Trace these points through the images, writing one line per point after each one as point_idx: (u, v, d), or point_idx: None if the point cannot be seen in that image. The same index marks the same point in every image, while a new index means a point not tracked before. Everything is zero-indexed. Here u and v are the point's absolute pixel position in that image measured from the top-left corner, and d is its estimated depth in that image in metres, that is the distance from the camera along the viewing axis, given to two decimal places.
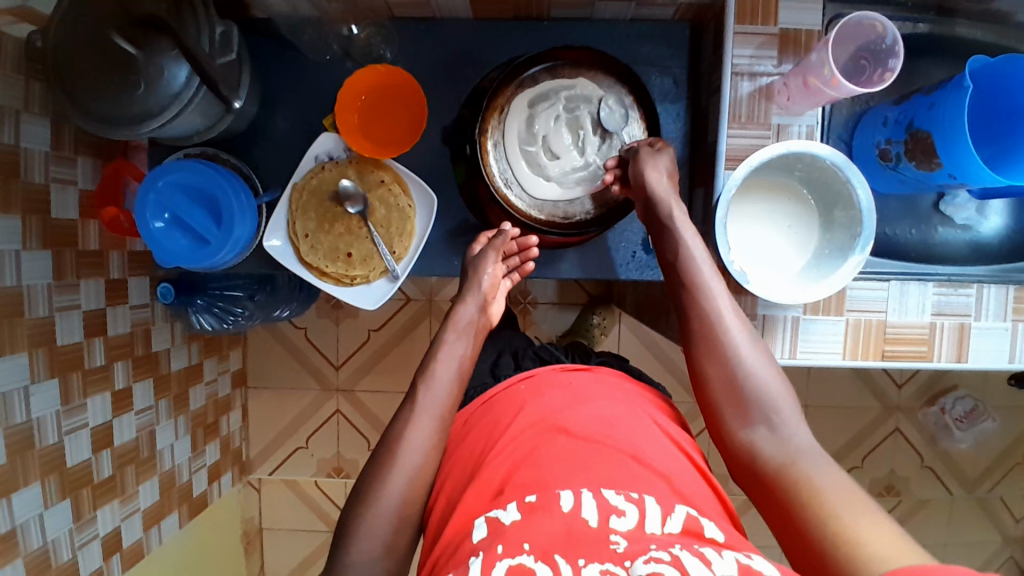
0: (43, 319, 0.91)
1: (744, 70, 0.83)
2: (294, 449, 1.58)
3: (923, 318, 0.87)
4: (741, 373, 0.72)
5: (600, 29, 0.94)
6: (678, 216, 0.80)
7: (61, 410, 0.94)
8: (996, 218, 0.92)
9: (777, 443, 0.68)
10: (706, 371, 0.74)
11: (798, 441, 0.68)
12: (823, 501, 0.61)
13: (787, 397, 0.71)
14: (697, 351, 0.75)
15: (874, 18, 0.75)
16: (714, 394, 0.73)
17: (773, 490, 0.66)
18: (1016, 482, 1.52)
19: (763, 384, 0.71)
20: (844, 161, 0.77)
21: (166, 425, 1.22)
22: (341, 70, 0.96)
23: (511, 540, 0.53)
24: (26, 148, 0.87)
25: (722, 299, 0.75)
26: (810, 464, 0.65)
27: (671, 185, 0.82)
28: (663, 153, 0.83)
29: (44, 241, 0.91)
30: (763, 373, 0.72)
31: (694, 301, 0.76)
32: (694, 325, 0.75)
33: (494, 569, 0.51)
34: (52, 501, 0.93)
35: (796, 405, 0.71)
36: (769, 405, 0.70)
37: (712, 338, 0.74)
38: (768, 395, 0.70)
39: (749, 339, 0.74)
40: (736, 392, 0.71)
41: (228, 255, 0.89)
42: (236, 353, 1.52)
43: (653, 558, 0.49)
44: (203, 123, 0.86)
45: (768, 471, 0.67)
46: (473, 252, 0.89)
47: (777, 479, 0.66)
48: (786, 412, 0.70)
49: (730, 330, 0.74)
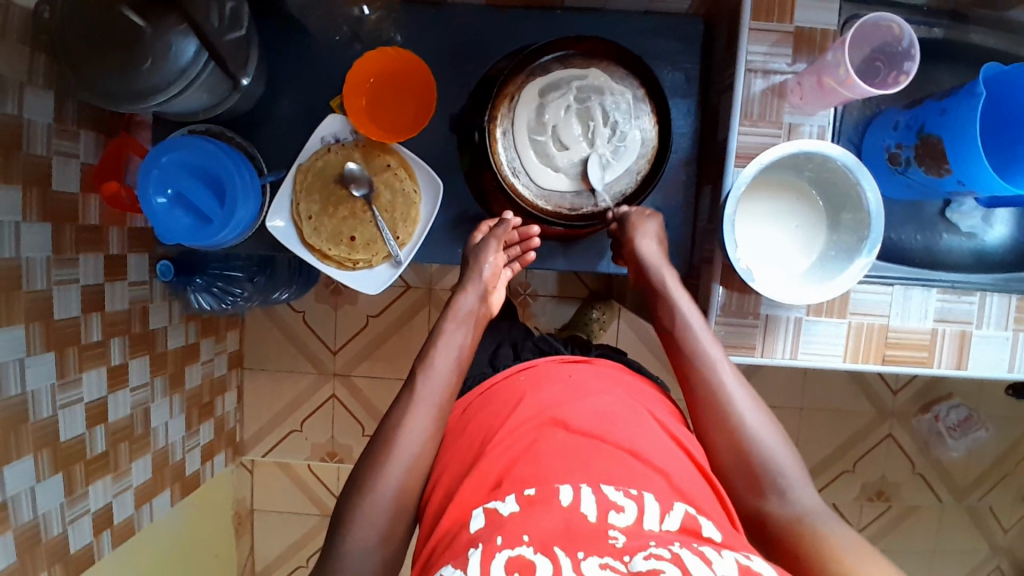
0: (41, 292, 0.90)
1: (758, 68, 0.83)
2: (288, 432, 1.58)
3: (924, 325, 0.87)
4: (746, 440, 0.70)
5: (612, 22, 0.93)
6: (672, 284, 0.82)
7: (56, 384, 0.94)
8: (1001, 227, 0.92)
9: (784, 495, 0.67)
10: (712, 446, 0.72)
11: (808, 501, 0.67)
12: (843, 564, 0.59)
13: (793, 460, 0.70)
14: (701, 417, 0.74)
15: (892, 20, 0.74)
16: (725, 467, 0.71)
17: (789, 558, 0.64)
18: (1006, 491, 1.52)
19: (770, 446, 0.69)
20: (855, 163, 0.77)
21: (161, 403, 1.22)
22: (350, 54, 0.94)
23: (511, 532, 0.53)
24: (29, 120, 0.86)
25: (721, 365, 0.75)
26: (822, 523, 0.64)
27: (660, 252, 0.84)
28: (650, 221, 0.86)
29: (44, 215, 0.90)
30: (769, 436, 0.70)
31: (696, 374, 0.75)
32: (697, 392, 0.74)
33: (494, 561, 0.50)
34: (45, 475, 0.93)
35: (801, 467, 0.70)
36: (775, 471, 0.68)
37: (715, 409, 0.72)
38: (777, 462, 0.69)
39: (752, 401, 0.73)
40: (744, 463, 0.69)
41: (228, 236, 0.88)
42: (233, 335, 1.51)
43: (653, 554, 0.50)
44: (209, 101, 0.85)
45: (780, 535, 0.65)
46: (473, 241, 0.89)
47: (790, 544, 0.64)
48: (794, 477, 0.68)
49: (735, 395, 0.73)
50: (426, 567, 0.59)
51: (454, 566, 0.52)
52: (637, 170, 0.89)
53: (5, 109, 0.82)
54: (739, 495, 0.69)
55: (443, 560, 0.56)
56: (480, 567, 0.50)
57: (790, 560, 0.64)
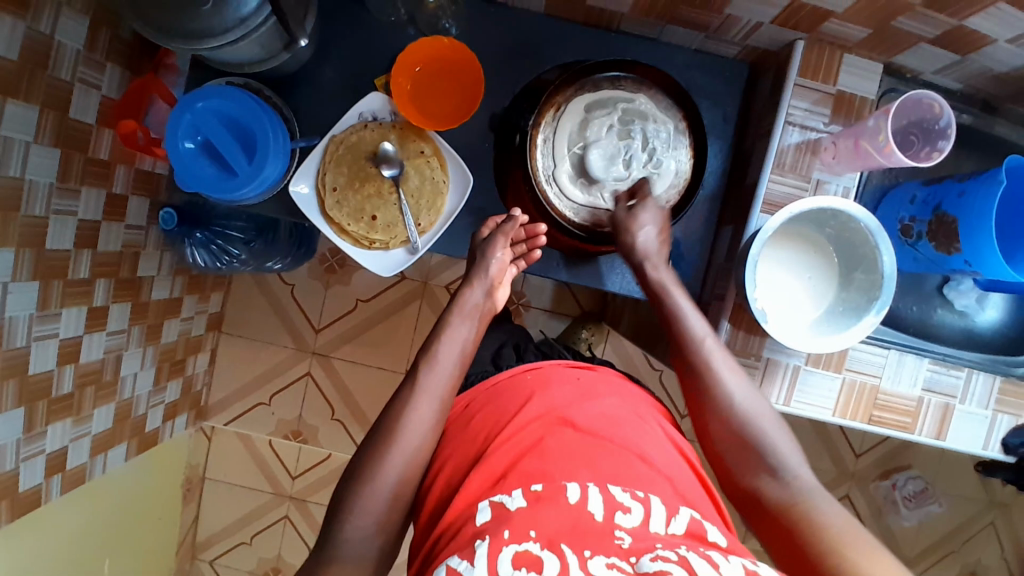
0: (38, 219, 0.85)
1: (796, 121, 0.86)
2: (255, 405, 1.55)
3: (912, 392, 0.90)
4: (739, 421, 0.74)
5: (662, 53, 0.95)
6: (663, 278, 0.84)
7: (35, 315, 0.88)
8: (993, 311, 0.94)
9: (781, 487, 0.70)
10: (707, 426, 0.76)
11: (804, 482, 0.69)
12: (847, 558, 0.60)
13: (789, 443, 0.73)
14: (698, 396, 0.77)
15: (933, 98, 0.79)
16: (717, 444, 0.75)
17: (782, 535, 0.67)
18: (948, 568, 1.57)
19: (763, 429, 0.73)
20: (877, 227, 0.79)
21: (134, 352, 1.17)
22: (403, 36, 0.95)
23: (518, 526, 0.56)
24: (60, 42, 0.83)
25: (715, 352, 0.77)
26: (815, 506, 0.67)
27: (658, 241, 0.86)
28: (636, 212, 0.87)
29: (56, 140, 0.85)
30: (762, 418, 0.74)
31: (689, 358, 0.78)
32: (692, 377, 0.77)
33: (501, 554, 0.53)
34: (7, 407, 0.87)
35: (798, 449, 0.73)
36: (767, 451, 0.72)
37: (705, 392, 0.76)
38: (773, 441, 0.72)
39: (746, 387, 0.76)
40: (736, 439, 0.74)
41: (251, 193, 0.86)
42: (217, 296, 1.47)
43: (660, 556, 0.52)
44: (261, 54, 0.84)
45: (774, 513, 0.69)
46: (481, 236, 0.89)
47: (783, 523, 0.67)
48: (788, 457, 0.71)
49: (727, 378, 0.76)
50: (433, 550, 0.62)
51: (460, 558, 0.55)
52: (666, 199, 0.92)
53: (39, 26, 0.79)
54: (736, 470, 0.73)
55: (447, 550, 0.58)
56: (487, 560, 0.53)
57: (785, 537, 0.66)
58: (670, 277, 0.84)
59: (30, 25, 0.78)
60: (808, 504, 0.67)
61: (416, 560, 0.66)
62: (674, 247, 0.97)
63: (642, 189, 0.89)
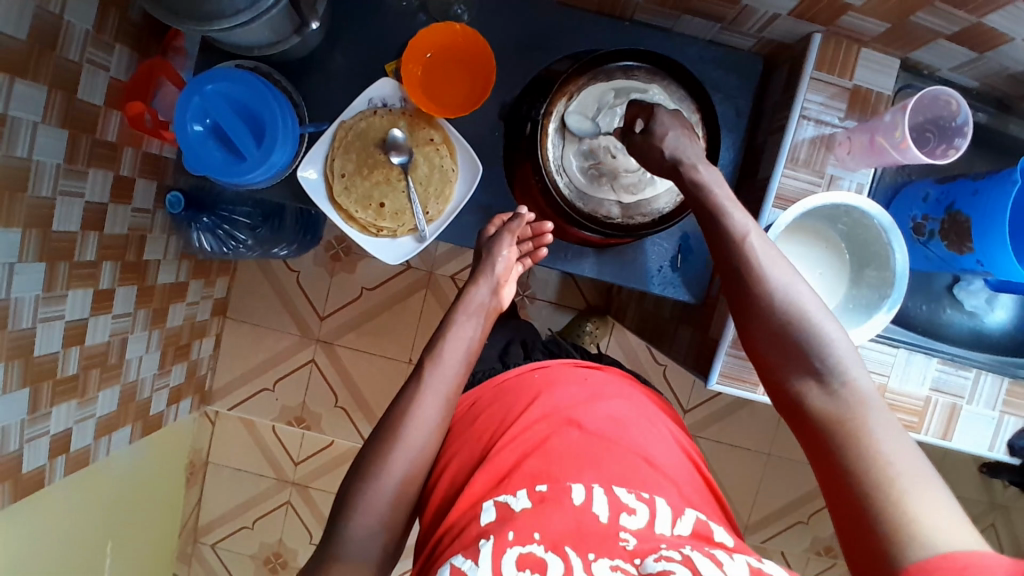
0: (45, 200, 0.84)
1: (811, 116, 0.85)
2: (259, 390, 1.55)
3: (920, 391, 0.90)
4: (785, 318, 0.66)
5: (675, 45, 0.94)
6: (702, 174, 0.76)
7: (41, 296, 0.88)
8: (1002, 313, 0.93)
9: (830, 399, 0.63)
10: (748, 327, 0.69)
11: (855, 389, 0.62)
12: (891, 493, 0.56)
13: (844, 341, 0.65)
14: (738, 297, 0.70)
15: (950, 94, 0.78)
16: (758, 343, 0.68)
17: (822, 451, 0.62)
18: None
19: (815, 331, 0.65)
20: (891, 225, 0.79)
21: (139, 336, 1.16)
22: (414, 22, 0.94)
23: (522, 529, 0.58)
24: (68, 22, 0.82)
25: (762, 245, 0.71)
26: (865, 420, 0.60)
27: (687, 142, 0.78)
28: (651, 129, 0.79)
29: (63, 121, 0.85)
30: (815, 317, 0.66)
31: (730, 253, 0.71)
32: (733, 275, 0.71)
33: (506, 555, 0.56)
34: (12, 387, 0.87)
35: (853, 351, 0.65)
36: (816, 353, 0.64)
37: (748, 289, 0.69)
38: (824, 343, 0.65)
39: (794, 279, 0.69)
40: (781, 341, 0.66)
41: (260, 177, 0.86)
42: (223, 282, 1.46)
43: (664, 556, 0.55)
44: (271, 37, 0.84)
45: (819, 426, 0.63)
46: (487, 234, 0.89)
47: (825, 438, 0.62)
48: (841, 361, 0.64)
49: (773, 276, 0.68)
50: (435, 549, 0.64)
51: (465, 557, 0.57)
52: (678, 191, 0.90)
53: (49, 5, 0.79)
54: (777, 374, 0.67)
55: (451, 548, 0.60)
56: (494, 561, 0.55)
57: (827, 457, 0.61)
58: (709, 173, 0.76)
59: (39, 5, 0.77)
60: (859, 421, 0.61)
61: (420, 556, 0.68)
62: (683, 242, 0.96)
63: (643, 109, 0.82)
